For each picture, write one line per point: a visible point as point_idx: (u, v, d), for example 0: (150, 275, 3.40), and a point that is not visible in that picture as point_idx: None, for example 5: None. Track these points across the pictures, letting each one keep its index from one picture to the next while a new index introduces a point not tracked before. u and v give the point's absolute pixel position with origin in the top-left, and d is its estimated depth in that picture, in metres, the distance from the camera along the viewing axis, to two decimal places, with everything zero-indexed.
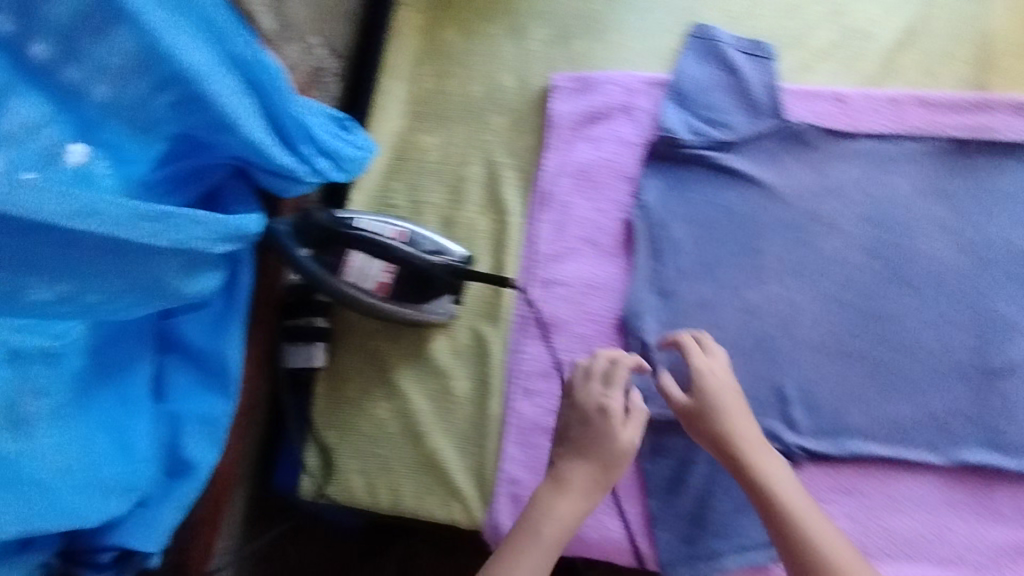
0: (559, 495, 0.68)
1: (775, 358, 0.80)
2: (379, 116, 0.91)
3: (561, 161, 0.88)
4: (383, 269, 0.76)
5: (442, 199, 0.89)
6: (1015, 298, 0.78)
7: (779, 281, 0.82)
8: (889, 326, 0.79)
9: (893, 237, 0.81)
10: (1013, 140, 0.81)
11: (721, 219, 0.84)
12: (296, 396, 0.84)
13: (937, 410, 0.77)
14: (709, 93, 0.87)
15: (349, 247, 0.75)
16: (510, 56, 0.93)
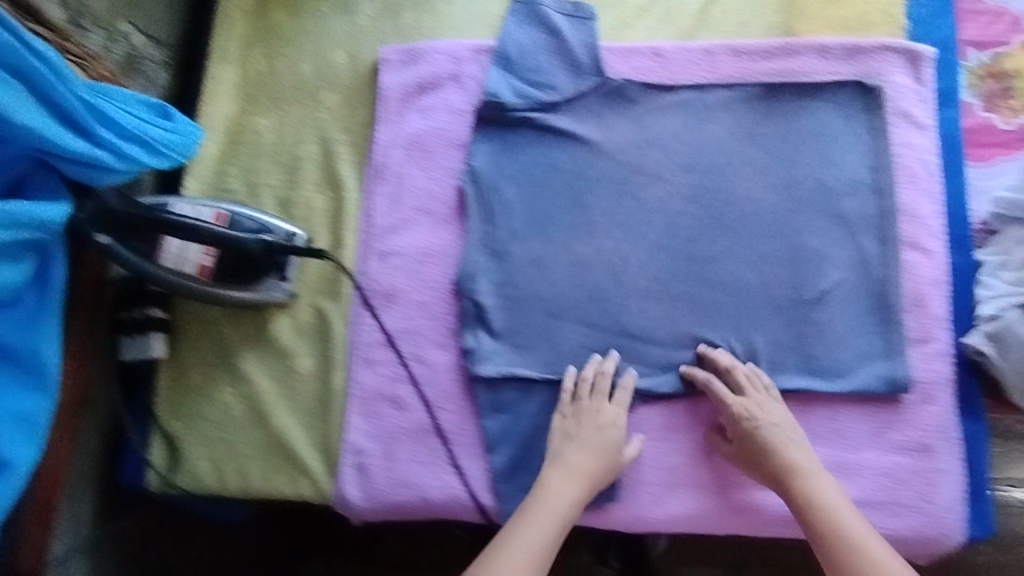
0: (562, 477, 0.73)
1: (605, 308, 0.83)
2: (210, 101, 0.91)
3: (393, 133, 0.88)
4: (202, 252, 0.76)
5: (278, 181, 0.89)
6: (826, 231, 0.83)
7: (607, 234, 0.84)
8: (711, 268, 0.83)
9: (712, 183, 0.85)
10: (819, 81, 0.85)
11: (550, 178, 0.86)
12: (143, 388, 0.84)
13: (757, 341, 0.81)
14: (533, 56, 0.88)
15: (162, 233, 0.75)
16: (339, 32, 0.92)
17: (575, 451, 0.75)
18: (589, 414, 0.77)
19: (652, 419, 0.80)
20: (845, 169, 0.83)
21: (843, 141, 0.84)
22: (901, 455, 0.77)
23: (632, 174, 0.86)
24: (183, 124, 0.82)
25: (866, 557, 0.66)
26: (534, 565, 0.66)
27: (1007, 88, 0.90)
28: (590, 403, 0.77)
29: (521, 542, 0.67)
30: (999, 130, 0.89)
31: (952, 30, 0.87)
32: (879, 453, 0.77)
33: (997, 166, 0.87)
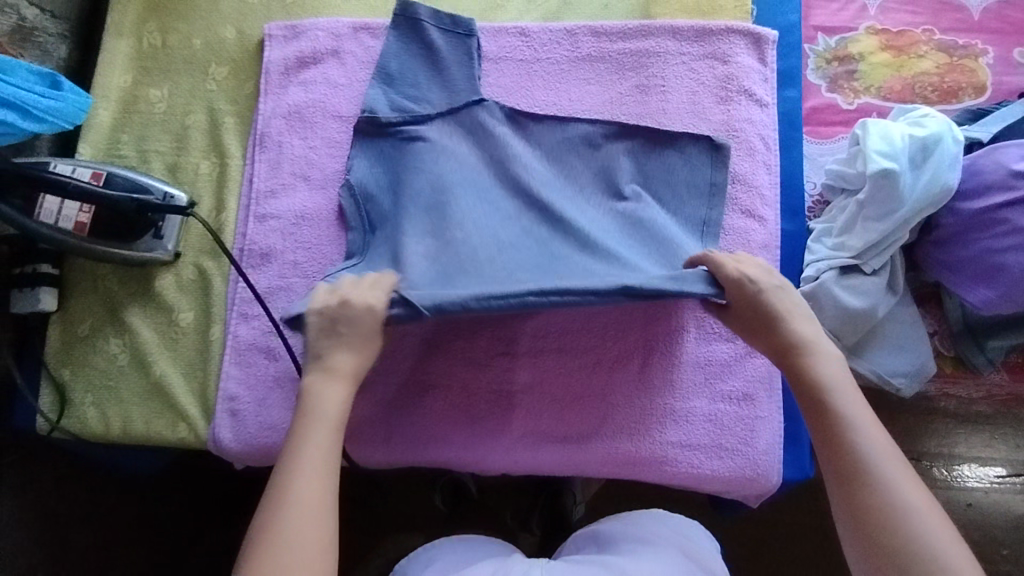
0: (327, 386, 0.66)
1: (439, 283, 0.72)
2: (104, 73, 0.96)
3: (275, 104, 0.94)
4: (80, 210, 0.83)
5: (167, 147, 0.94)
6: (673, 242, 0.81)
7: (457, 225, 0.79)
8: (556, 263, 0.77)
9: (563, 200, 0.82)
10: (677, 110, 0.91)
11: (410, 178, 0.83)
12: (36, 338, 0.89)
13: None
14: (411, 73, 0.91)
15: (41, 190, 0.81)
16: (229, 8, 0.99)
17: (336, 355, 0.68)
18: (348, 321, 0.68)
19: (498, 372, 0.84)
20: (693, 185, 0.84)
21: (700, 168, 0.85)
22: (725, 406, 0.83)
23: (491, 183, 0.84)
24: (73, 93, 0.88)
25: (851, 431, 0.60)
26: (328, 478, 0.61)
27: (851, 71, 0.97)
28: (348, 310, 0.68)
29: (307, 459, 0.61)
30: (842, 109, 0.95)
31: (794, 16, 0.95)
32: (702, 406, 0.83)
33: (839, 142, 0.94)
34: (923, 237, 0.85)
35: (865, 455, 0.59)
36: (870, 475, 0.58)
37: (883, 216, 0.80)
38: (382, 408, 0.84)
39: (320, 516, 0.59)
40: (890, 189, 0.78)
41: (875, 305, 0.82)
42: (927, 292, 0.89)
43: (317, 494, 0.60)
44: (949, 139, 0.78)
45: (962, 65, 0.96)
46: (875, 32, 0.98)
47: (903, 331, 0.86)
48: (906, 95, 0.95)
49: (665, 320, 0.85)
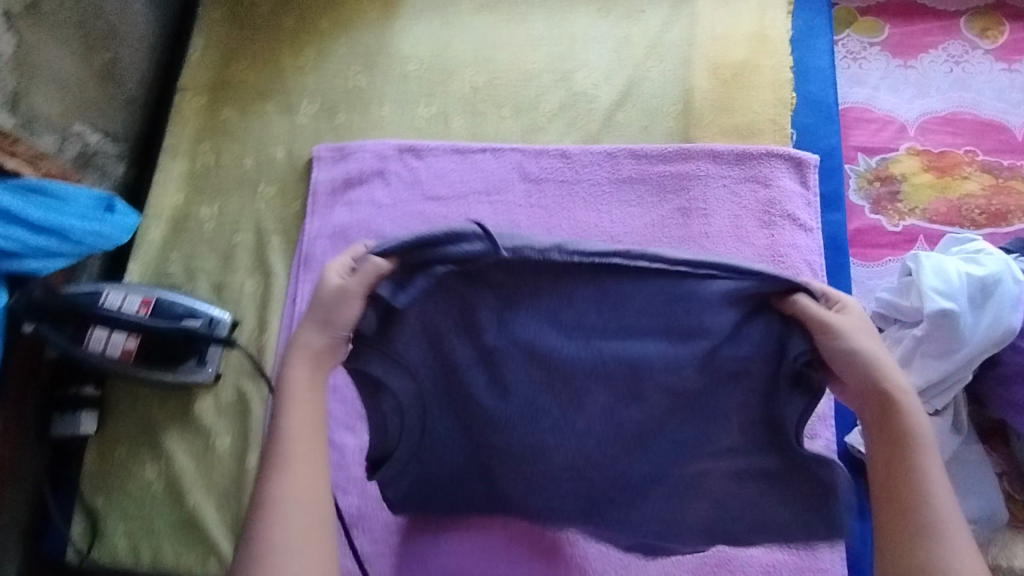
0: (296, 367, 0.63)
1: (492, 280, 0.58)
2: (158, 192, 0.99)
3: (320, 224, 0.96)
4: (126, 339, 0.82)
5: (215, 266, 0.96)
6: (755, 423, 0.64)
7: (491, 373, 0.63)
8: (613, 339, 0.60)
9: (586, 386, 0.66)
10: (722, 234, 0.91)
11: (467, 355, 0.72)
12: (73, 459, 0.88)
13: None
14: (473, 208, 0.95)
15: (91, 323, 0.82)
16: (280, 130, 1.02)
17: (302, 331, 0.63)
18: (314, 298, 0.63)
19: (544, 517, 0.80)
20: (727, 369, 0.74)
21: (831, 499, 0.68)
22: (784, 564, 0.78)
23: (552, 487, 0.70)
24: (126, 215, 0.91)
25: (926, 499, 0.57)
26: (319, 473, 0.61)
27: (894, 192, 0.96)
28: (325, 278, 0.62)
29: (292, 474, 0.60)
30: (887, 231, 0.94)
31: (836, 139, 0.96)
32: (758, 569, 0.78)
33: (885, 265, 0.92)
34: (985, 372, 0.81)
35: (936, 525, 0.56)
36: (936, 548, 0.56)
37: (943, 355, 0.77)
38: (418, 548, 0.80)
39: (320, 520, 0.59)
40: (951, 328, 0.76)
41: (941, 448, 0.78)
42: (991, 428, 0.85)
43: (315, 500, 0.60)
44: (1009, 278, 0.77)
45: (1009, 186, 0.95)
46: (916, 153, 0.98)
47: (969, 475, 0.81)
48: (952, 218, 0.94)
49: None
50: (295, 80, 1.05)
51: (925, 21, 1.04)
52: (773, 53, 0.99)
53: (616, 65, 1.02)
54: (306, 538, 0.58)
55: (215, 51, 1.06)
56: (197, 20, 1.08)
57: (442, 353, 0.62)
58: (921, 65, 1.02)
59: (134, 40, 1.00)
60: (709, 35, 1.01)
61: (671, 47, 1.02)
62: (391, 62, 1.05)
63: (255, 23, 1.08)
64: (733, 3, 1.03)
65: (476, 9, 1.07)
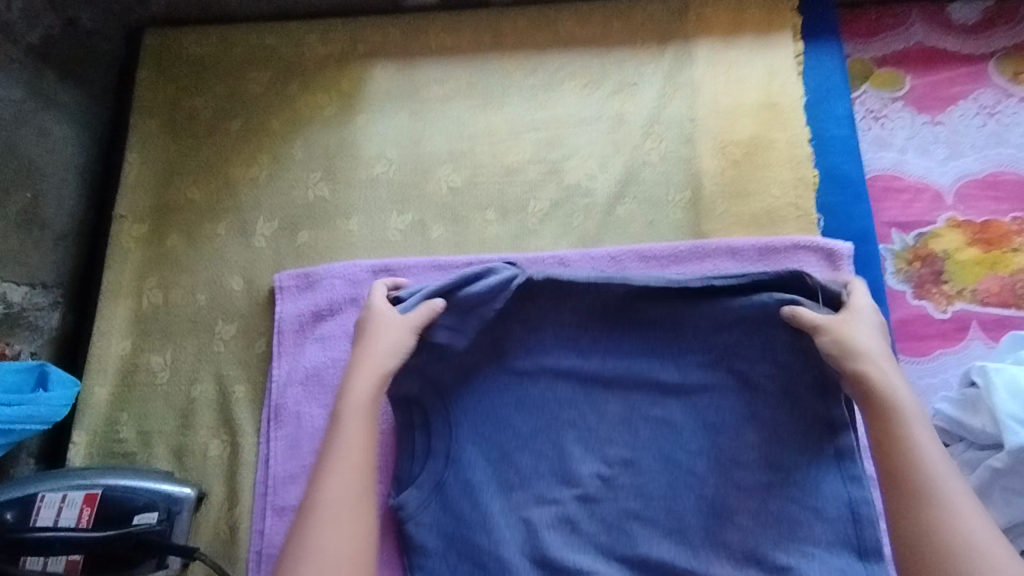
0: (355, 385, 0.71)
1: (528, 313, 0.82)
2: (100, 342, 0.87)
3: (290, 368, 0.84)
4: (67, 558, 0.70)
5: (173, 426, 0.83)
6: (741, 420, 0.77)
7: (522, 387, 0.80)
8: (621, 359, 0.81)
9: (599, 412, 0.79)
10: (756, 335, 0.78)
11: (485, 407, 0.79)
12: None
13: (691, 523, 0.74)
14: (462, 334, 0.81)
15: (23, 548, 0.70)
16: (235, 255, 0.90)
17: (357, 358, 0.74)
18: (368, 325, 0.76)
19: None
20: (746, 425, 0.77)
21: (834, 508, 0.74)
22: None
23: (569, 521, 0.75)
24: (63, 387, 0.79)
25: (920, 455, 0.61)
26: (360, 477, 0.66)
27: (937, 272, 0.85)
28: (373, 314, 0.77)
29: (334, 480, 0.65)
30: (934, 319, 0.83)
31: (868, 220, 0.85)
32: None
33: (937, 360, 0.81)
34: None
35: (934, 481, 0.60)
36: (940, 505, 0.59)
37: None
38: None
39: (358, 522, 0.64)
40: None
41: None
42: None
43: (351, 501, 0.65)
44: None
45: None
46: (956, 224, 0.87)
47: None
48: (1007, 298, 0.83)
49: None
50: (247, 194, 0.92)
51: (950, 69, 0.93)
52: (788, 124, 0.88)
53: (610, 150, 0.90)
54: (349, 524, 0.64)
55: (155, 169, 0.94)
56: (131, 134, 0.95)
57: (474, 379, 0.80)
58: (950, 120, 0.91)
59: (57, 171, 0.88)
60: (712, 108, 0.90)
61: (670, 125, 0.90)
62: (355, 165, 0.92)
63: (198, 130, 0.95)
64: (736, 67, 0.91)
65: (446, 95, 0.95)
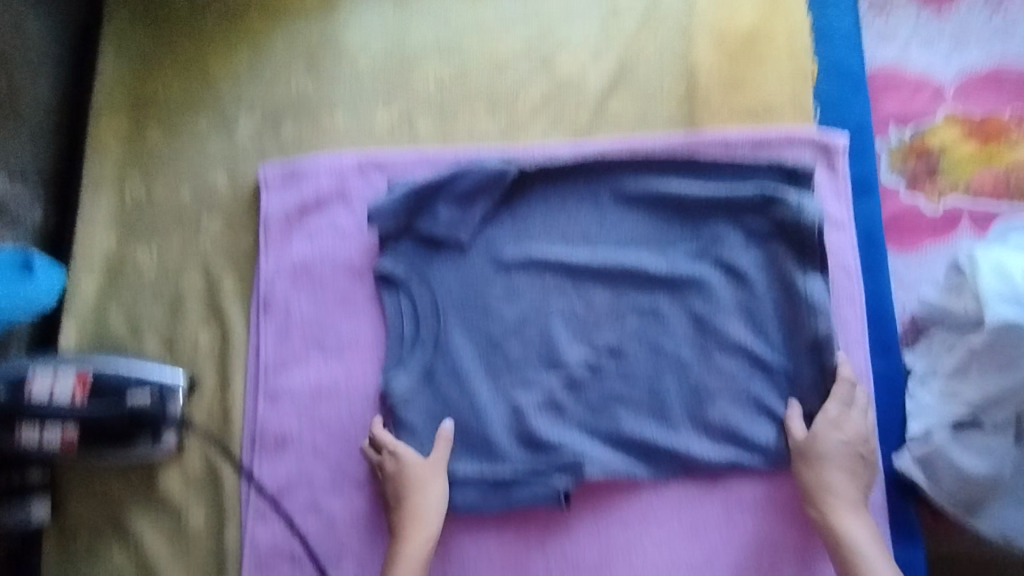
0: (407, 549, 0.70)
1: (515, 205, 0.82)
2: (85, 237, 0.86)
3: (279, 260, 0.83)
4: (63, 432, 0.72)
5: (162, 318, 0.83)
6: (727, 305, 0.78)
7: (510, 279, 0.81)
8: (611, 251, 0.81)
9: (585, 300, 0.80)
10: (742, 223, 0.79)
11: (472, 296, 0.80)
12: (27, 556, 0.79)
13: (672, 404, 0.76)
14: (448, 227, 0.81)
15: (19, 418, 0.71)
16: (219, 151, 0.88)
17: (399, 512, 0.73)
18: (407, 478, 0.74)
19: (540, 541, 0.75)
20: (735, 313, 0.78)
21: (812, 394, 0.75)
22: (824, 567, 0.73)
23: (554, 404, 0.77)
24: (47, 275, 0.79)
25: None
26: None
27: (932, 167, 0.84)
28: (408, 465, 0.74)
29: None
30: (927, 214, 0.82)
31: (866, 112, 0.83)
32: (792, 558, 0.73)
33: (926, 254, 0.81)
34: None
35: None
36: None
37: (1006, 365, 0.68)
38: None
39: None
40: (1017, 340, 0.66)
41: (1002, 469, 0.70)
42: None
43: None
44: None
45: None
46: (955, 120, 0.85)
47: None
48: (1000, 193, 0.82)
49: (746, 478, 0.75)
50: (228, 89, 0.89)
51: None
52: (788, 15, 0.85)
53: (604, 43, 0.87)
54: None
55: (131, 63, 0.91)
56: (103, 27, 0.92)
57: (465, 267, 0.81)
58: (957, 13, 0.88)
59: (33, 61, 0.84)
60: None
61: (667, 16, 0.86)
62: (339, 59, 0.89)
63: (175, 23, 0.91)
64: None
65: None
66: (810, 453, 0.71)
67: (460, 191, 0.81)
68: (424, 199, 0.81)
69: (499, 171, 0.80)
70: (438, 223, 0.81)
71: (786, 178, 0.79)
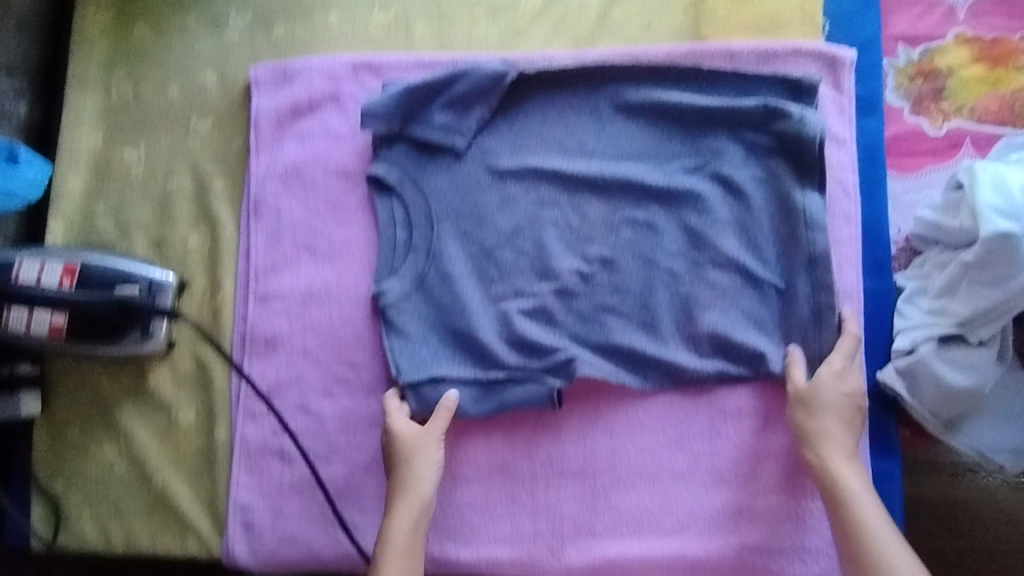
0: (401, 515, 0.70)
1: (512, 114, 0.80)
2: (70, 134, 0.84)
3: (269, 162, 0.82)
4: (52, 318, 0.72)
5: (150, 218, 0.82)
6: (722, 219, 0.77)
7: (505, 187, 0.80)
8: (608, 162, 0.79)
9: (580, 211, 0.79)
10: (743, 135, 0.77)
11: (465, 204, 0.79)
12: (17, 446, 0.80)
13: (663, 314, 0.76)
14: (441, 131, 0.79)
15: (9, 301, 0.71)
16: (208, 49, 0.85)
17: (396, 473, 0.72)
18: (405, 442, 0.73)
19: (526, 444, 0.77)
20: (730, 227, 0.77)
21: (801, 310, 0.75)
22: (805, 476, 0.74)
23: (544, 312, 0.77)
24: (32, 167, 0.77)
25: (874, 546, 0.65)
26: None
27: (938, 89, 0.82)
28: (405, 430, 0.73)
29: None
30: (929, 136, 0.81)
31: (875, 28, 0.81)
32: (772, 467, 0.75)
33: (925, 176, 0.80)
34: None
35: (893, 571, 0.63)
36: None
37: (995, 282, 0.68)
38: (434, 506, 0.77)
39: None
40: (1009, 254, 0.66)
41: (983, 382, 0.71)
42: None
43: None
44: None
45: None
46: (965, 40, 0.83)
47: (1007, 402, 0.76)
48: (1004, 117, 0.81)
49: (731, 390, 0.76)
50: None
51: None
52: None
53: None
54: None
55: None
56: None
57: (459, 174, 0.80)
58: None
59: None
60: None
61: None
62: None
63: None
64: None
65: None
66: (810, 400, 0.71)
67: (456, 96, 0.79)
68: (419, 104, 0.79)
69: (497, 74, 0.78)
70: (433, 129, 0.79)
71: (789, 91, 0.77)
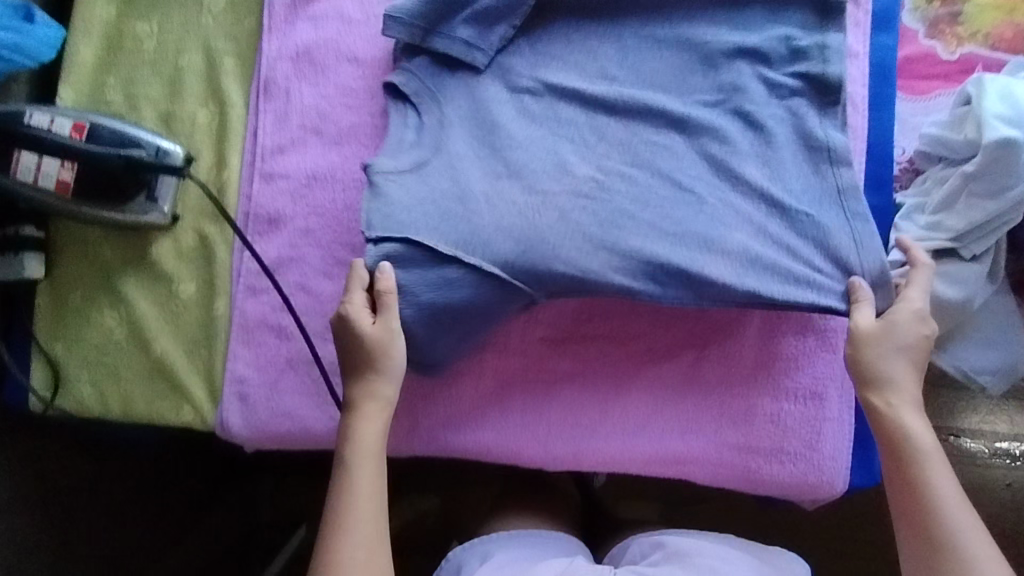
0: (364, 417, 0.70)
1: (530, 22, 0.81)
2: (84, 4, 0.84)
3: (281, 43, 0.82)
4: (60, 167, 0.73)
5: (159, 93, 0.82)
6: (746, 151, 0.75)
7: (518, 98, 0.79)
8: (630, 88, 0.78)
9: (599, 132, 0.77)
10: (767, 74, 0.77)
11: (481, 112, 0.78)
12: (22, 308, 0.82)
13: (685, 225, 0.73)
14: (463, 48, 0.79)
15: (19, 146, 0.73)
16: None
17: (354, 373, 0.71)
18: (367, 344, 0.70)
19: (518, 333, 0.79)
20: (755, 156, 0.75)
21: (831, 243, 0.71)
22: (788, 378, 0.76)
23: (559, 218, 0.73)
24: (45, 27, 0.77)
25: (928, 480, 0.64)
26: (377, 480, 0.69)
27: (954, 14, 0.82)
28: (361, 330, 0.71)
29: (351, 492, 0.67)
30: (941, 60, 0.81)
31: None
32: (757, 373, 0.76)
33: (934, 100, 0.80)
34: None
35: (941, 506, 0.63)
36: (944, 532, 0.62)
37: (992, 194, 0.70)
38: (426, 389, 0.79)
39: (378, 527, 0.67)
40: (1008, 161, 0.68)
41: (970, 296, 0.73)
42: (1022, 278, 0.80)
43: (370, 508, 0.67)
44: None
45: None
46: None
47: (996, 323, 0.77)
48: (1018, 44, 0.81)
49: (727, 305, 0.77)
50: None
51: None
52: None
53: None
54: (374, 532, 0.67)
55: None
56: None
57: (471, 67, 0.79)
58: None
59: None
60: None
61: None
62: None
63: None
64: None
65: None
66: (881, 333, 0.68)
67: (479, 10, 0.78)
68: (441, 15, 0.78)
69: None
70: (453, 42, 0.78)
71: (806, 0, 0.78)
